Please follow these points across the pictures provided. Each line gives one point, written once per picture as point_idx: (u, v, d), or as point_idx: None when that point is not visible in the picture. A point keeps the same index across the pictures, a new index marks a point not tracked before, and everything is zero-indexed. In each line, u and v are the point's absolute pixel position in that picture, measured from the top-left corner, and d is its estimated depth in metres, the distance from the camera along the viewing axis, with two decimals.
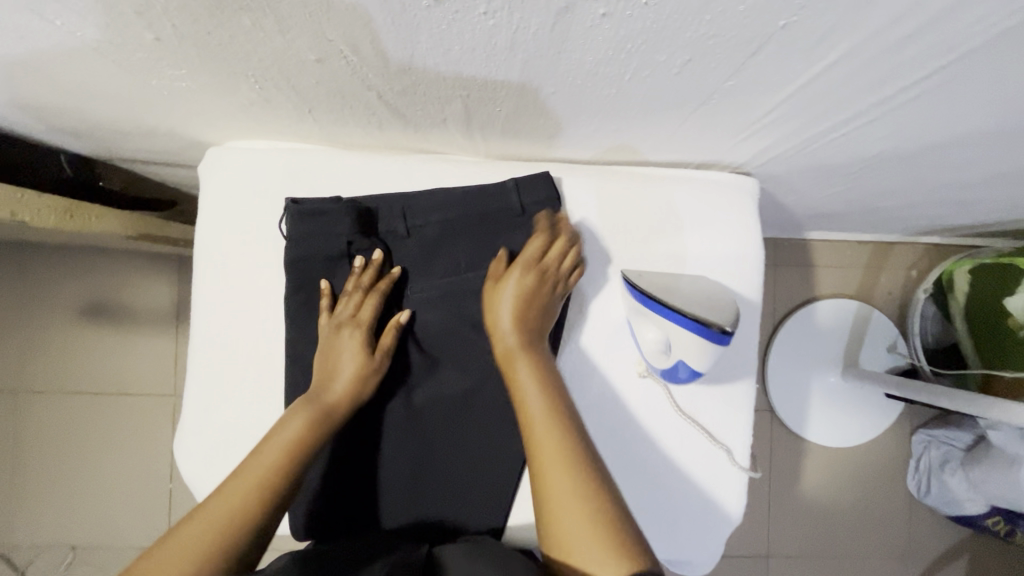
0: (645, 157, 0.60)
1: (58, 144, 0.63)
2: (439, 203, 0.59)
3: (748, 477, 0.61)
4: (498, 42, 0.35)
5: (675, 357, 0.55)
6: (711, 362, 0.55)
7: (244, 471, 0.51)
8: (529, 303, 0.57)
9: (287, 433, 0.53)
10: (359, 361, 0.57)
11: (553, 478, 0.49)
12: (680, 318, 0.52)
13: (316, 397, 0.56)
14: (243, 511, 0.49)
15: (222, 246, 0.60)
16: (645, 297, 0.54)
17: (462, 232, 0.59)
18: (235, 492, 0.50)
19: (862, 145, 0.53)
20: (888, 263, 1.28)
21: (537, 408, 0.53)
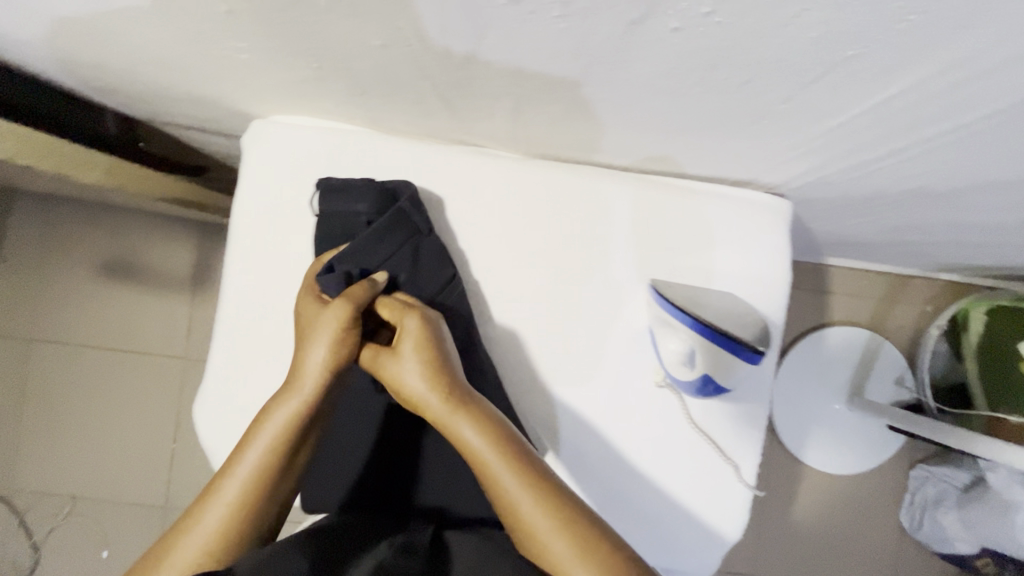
0: (684, 170, 0.60)
1: (103, 102, 0.64)
2: (400, 227, 0.59)
3: (753, 496, 0.61)
4: (563, 45, 0.35)
5: (701, 372, 0.56)
6: (735, 378, 0.57)
7: (229, 470, 0.49)
8: (438, 357, 0.52)
9: (267, 428, 0.50)
10: (331, 314, 0.52)
11: (524, 506, 0.46)
12: (717, 337, 0.54)
13: (290, 388, 0.52)
14: (233, 513, 0.47)
15: (258, 219, 0.61)
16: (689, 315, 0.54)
17: (419, 256, 0.60)
18: (222, 494, 0.48)
19: (901, 178, 0.53)
20: (904, 297, 1.27)
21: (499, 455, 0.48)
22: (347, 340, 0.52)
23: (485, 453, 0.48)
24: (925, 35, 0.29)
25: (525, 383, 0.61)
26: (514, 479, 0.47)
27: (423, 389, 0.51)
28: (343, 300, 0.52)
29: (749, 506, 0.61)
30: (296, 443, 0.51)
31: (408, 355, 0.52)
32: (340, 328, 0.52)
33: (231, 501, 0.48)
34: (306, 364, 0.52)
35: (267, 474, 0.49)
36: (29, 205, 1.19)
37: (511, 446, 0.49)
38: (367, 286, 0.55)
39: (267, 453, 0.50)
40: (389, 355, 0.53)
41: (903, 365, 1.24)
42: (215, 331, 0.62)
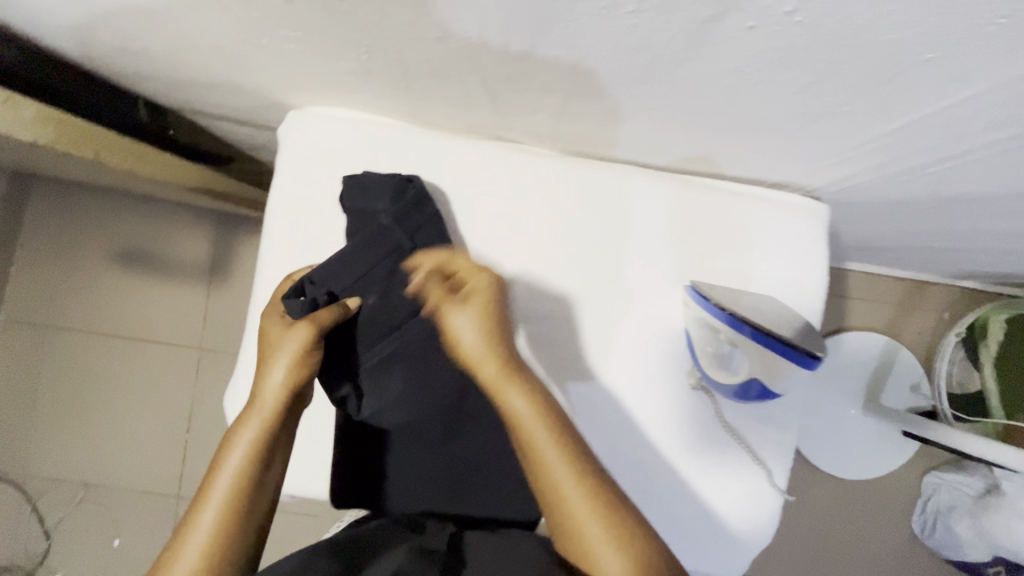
0: (722, 171, 0.59)
1: (138, 90, 0.64)
2: (379, 242, 0.57)
3: (783, 500, 0.60)
4: (628, 42, 0.35)
5: (751, 375, 0.55)
6: (783, 383, 0.55)
7: (201, 503, 0.46)
8: (497, 314, 0.53)
9: (232, 454, 0.48)
10: (294, 334, 0.53)
11: (561, 482, 0.46)
12: (768, 340, 0.52)
13: (251, 409, 0.51)
14: (211, 544, 0.44)
15: (292, 211, 0.61)
16: (736, 318, 0.53)
17: (394, 275, 0.58)
18: (197, 526, 0.44)
19: (946, 184, 0.52)
20: (924, 303, 1.26)
21: (537, 427, 0.48)
22: (309, 361, 0.53)
23: (530, 425, 0.48)
24: (1009, 41, 0.28)
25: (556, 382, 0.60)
26: (556, 454, 0.47)
27: (481, 347, 0.51)
28: (308, 320, 0.53)
29: (779, 510, 0.61)
30: (265, 465, 0.49)
31: (471, 311, 0.52)
32: (301, 349, 0.52)
33: (208, 532, 0.44)
34: (261, 388, 0.51)
35: (241, 498, 0.46)
36: (46, 192, 1.19)
37: (555, 419, 0.49)
38: (336, 311, 0.55)
39: (242, 466, 0.48)
40: (456, 304, 0.54)
41: (920, 371, 1.23)
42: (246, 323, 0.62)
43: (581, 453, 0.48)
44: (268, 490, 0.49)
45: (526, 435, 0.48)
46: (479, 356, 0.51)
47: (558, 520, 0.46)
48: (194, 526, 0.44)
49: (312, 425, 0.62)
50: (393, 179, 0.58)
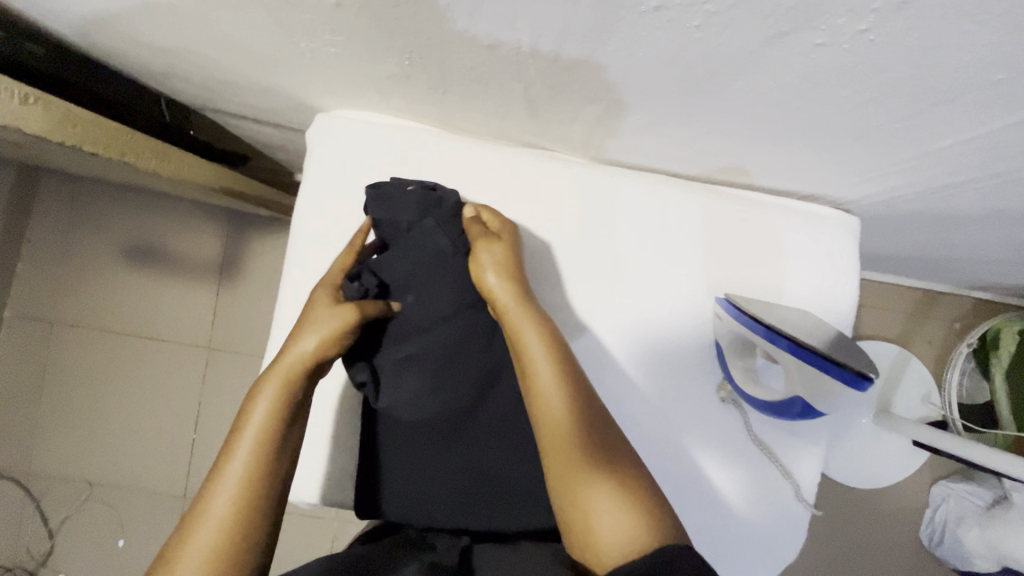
0: (754, 182, 0.59)
1: (162, 88, 0.63)
2: (427, 246, 0.57)
3: (811, 515, 0.60)
4: (686, 55, 0.34)
5: (795, 393, 0.53)
6: (832, 401, 0.51)
7: (228, 455, 0.44)
8: (516, 261, 0.55)
9: (255, 414, 0.46)
10: (340, 316, 0.52)
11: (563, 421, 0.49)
12: (800, 351, 0.49)
13: (274, 365, 0.49)
14: (240, 502, 0.42)
15: (321, 215, 0.60)
16: (774, 332, 0.51)
17: (433, 280, 0.57)
18: (224, 486, 0.43)
19: (981, 201, 0.52)
20: (935, 312, 1.26)
21: (544, 368, 0.50)
22: (340, 342, 0.51)
23: (539, 361, 0.51)
24: None
25: None
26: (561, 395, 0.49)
27: (502, 288, 0.54)
28: (356, 306, 0.52)
29: (806, 525, 0.60)
30: (288, 426, 0.47)
31: (496, 253, 0.55)
32: (339, 331, 0.51)
33: (236, 491, 0.42)
34: (291, 348, 0.50)
35: (270, 453, 0.45)
36: (55, 187, 1.17)
37: (564, 361, 0.51)
38: (379, 308, 0.56)
39: (269, 420, 0.46)
40: (486, 242, 0.56)
41: (929, 381, 1.23)
42: (273, 327, 0.61)
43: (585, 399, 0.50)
44: (295, 443, 0.47)
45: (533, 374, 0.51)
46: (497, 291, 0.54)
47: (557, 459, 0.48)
48: (221, 482, 0.43)
49: (337, 430, 0.61)
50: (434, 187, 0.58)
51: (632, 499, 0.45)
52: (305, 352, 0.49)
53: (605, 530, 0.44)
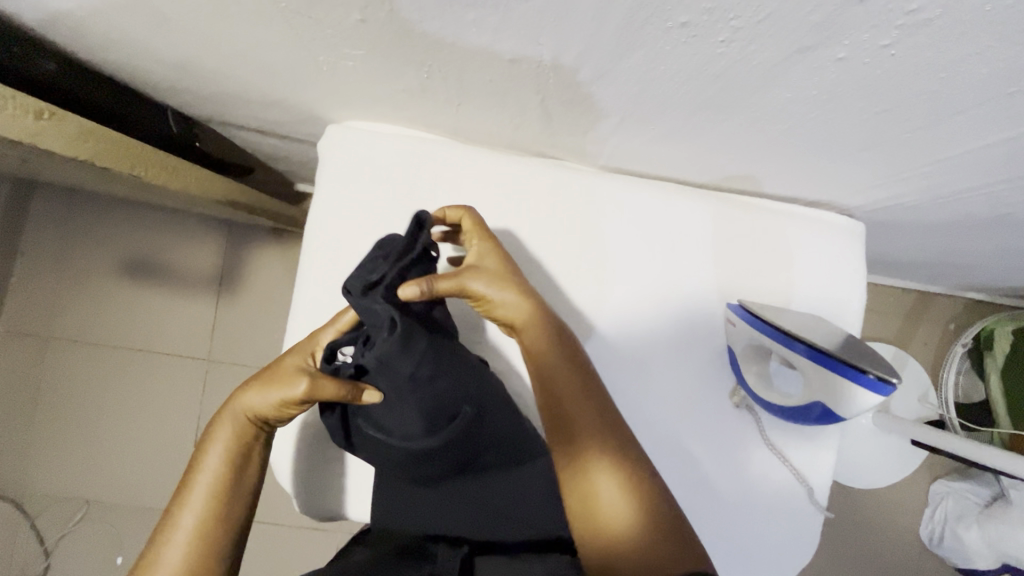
0: (762, 189, 0.60)
1: (169, 101, 0.62)
2: (387, 374, 0.51)
3: (823, 517, 0.61)
4: (710, 69, 0.35)
5: (814, 398, 0.53)
6: (855, 411, 0.51)
7: (181, 504, 0.51)
8: (522, 280, 0.56)
9: (207, 465, 0.53)
10: (291, 383, 0.53)
11: (580, 418, 0.52)
12: (819, 356, 0.50)
13: (224, 417, 0.55)
14: (189, 549, 0.49)
15: (332, 227, 0.60)
16: (793, 338, 0.52)
17: (402, 394, 0.52)
18: (176, 534, 0.49)
19: (983, 206, 0.54)
20: (931, 314, 1.28)
21: (563, 369, 0.54)
22: (289, 407, 0.54)
23: (557, 364, 0.54)
24: None
25: None
26: (577, 396, 0.53)
27: (518, 305, 0.54)
28: (306, 378, 0.51)
29: (819, 526, 0.61)
30: (238, 475, 0.53)
31: (487, 280, 0.54)
32: (286, 397, 0.53)
33: (187, 539, 0.49)
34: (238, 404, 0.55)
35: (219, 501, 0.52)
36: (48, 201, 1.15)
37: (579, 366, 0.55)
38: (342, 389, 0.52)
39: (218, 471, 0.53)
40: (475, 272, 0.55)
41: (926, 382, 1.25)
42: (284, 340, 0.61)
43: (600, 399, 0.54)
44: (246, 488, 0.54)
45: (552, 376, 0.54)
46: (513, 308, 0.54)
47: (573, 453, 0.51)
48: (174, 531, 0.50)
49: None
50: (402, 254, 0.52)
51: (636, 493, 0.49)
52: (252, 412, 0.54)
53: (618, 520, 0.48)
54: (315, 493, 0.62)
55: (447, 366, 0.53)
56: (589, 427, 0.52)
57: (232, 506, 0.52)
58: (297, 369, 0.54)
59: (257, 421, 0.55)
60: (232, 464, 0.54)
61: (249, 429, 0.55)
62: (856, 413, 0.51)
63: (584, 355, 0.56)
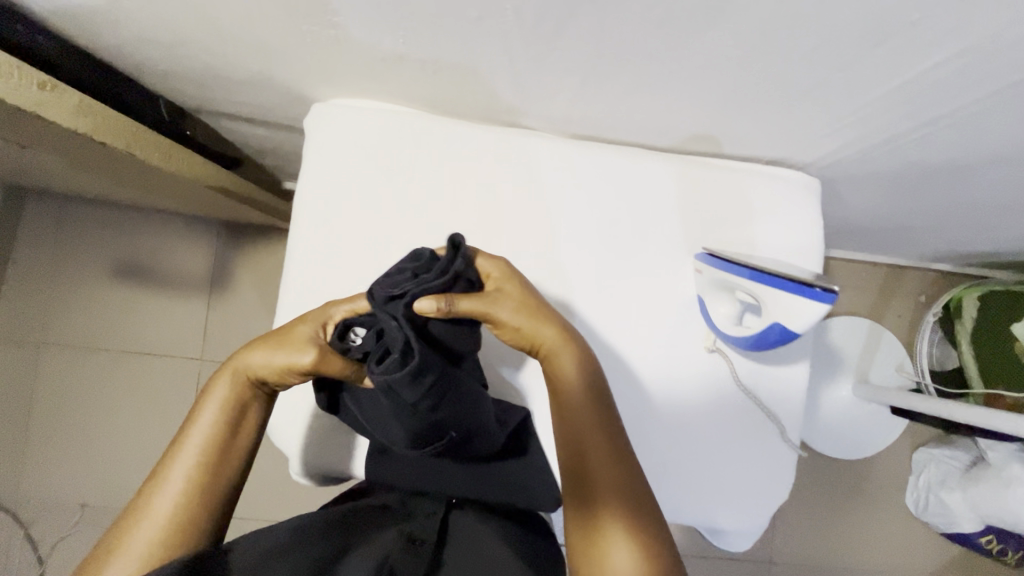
0: (721, 149, 0.65)
1: (161, 88, 0.65)
2: (390, 396, 0.50)
3: (797, 455, 0.63)
4: (654, 13, 0.39)
5: (771, 319, 0.56)
6: (806, 327, 0.55)
7: (176, 455, 0.55)
8: (541, 306, 0.57)
9: (203, 420, 0.57)
10: (299, 350, 0.56)
11: (598, 470, 0.54)
12: (778, 280, 0.54)
13: (225, 372, 0.58)
14: (184, 495, 0.53)
15: (321, 199, 0.63)
16: (763, 272, 0.55)
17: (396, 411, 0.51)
18: (172, 478, 0.54)
19: (924, 151, 0.58)
20: (902, 287, 1.33)
21: (584, 416, 0.56)
22: (292, 374, 0.57)
23: (579, 409, 0.56)
24: None
25: None
26: (598, 445, 0.55)
27: (543, 330, 0.56)
28: (316, 350, 0.55)
29: (793, 464, 0.63)
30: (231, 433, 0.57)
31: (511, 308, 0.55)
32: (293, 365, 0.56)
33: (180, 489, 0.53)
34: (245, 361, 0.58)
35: (211, 457, 0.55)
36: (38, 209, 1.17)
37: (601, 415, 0.56)
38: (348, 367, 0.57)
39: (213, 428, 0.56)
40: (501, 299, 0.55)
41: (902, 352, 1.30)
42: (277, 309, 0.64)
43: (620, 451, 0.55)
44: (239, 447, 0.57)
45: (574, 425, 0.56)
46: (537, 332, 0.56)
47: (589, 505, 0.53)
48: (168, 479, 0.54)
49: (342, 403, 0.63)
50: (433, 273, 0.50)
51: (646, 557, 0.50)
52: (254, 371, 0.58)
53: None
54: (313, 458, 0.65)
55: (445, 392, 0.51)
56: (607, 480, 0.54)
57: (227, 459, 0.56)
58: (305, 337, 0.57)
59: (258, 381, 0.58)
60: (228, 419, 0.57)
61: (249, 387, 0.59)
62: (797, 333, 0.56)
63: (610, 404, 0.58)
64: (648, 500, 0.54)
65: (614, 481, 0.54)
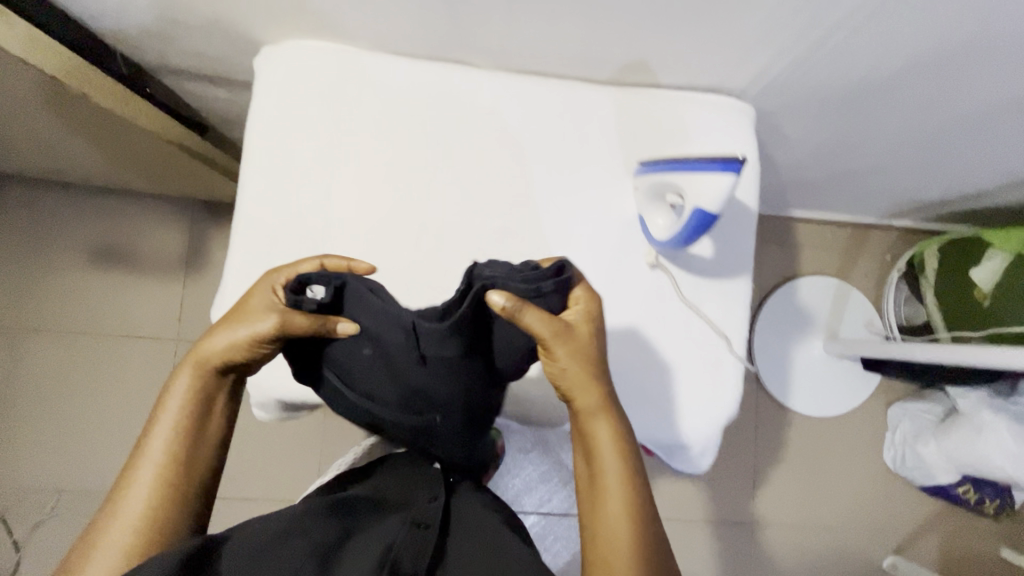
0: (657, 78, 0.68)
1: (117, 40, 0.68)
2: (393, 348, 0.53)
3: (744, 367, 0.65)
4: None
5: (688, 205, 0.57)
6: (721, 204, 0.56)
7: (144, 451, 0.57)
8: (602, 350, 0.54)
9: (168, 415, 0.57)
10: (259, 318, 0.54)
11: (611, 517, 0.53)
12: (688, 163, 0.57)
13: (186, 365, 0.58)
14: (156, 490, 0.55)
15: (273, 137, 0.66)
16: (679, 162, 0.58)
17: (393, 364, 0.54)
18: (143, 476, 0.55)
19: (845, 61, 0.61)
20: (867, 247, 1.36)
21: (611, 461, 0.55)
22: (260, 344, 0.54)
23: (608, 457, 0.55)
24: None
25: None
26: (617, 494, 0.54)
27: (591, 376, 0.54)
28: (277, 312, 0.52)
29: (741, 376, 0.65)
30: (199, 426, 0.58)
31: (571, 348, 0.52)
32: (257, 331, 0.53)
33: (152, 483, 0.55)
34: (204, 347, 0.57)
35: (180, 451, 0.57)
36: (13, 195, 1.19)
37: (631, 465, 0.55)
38: (317, 323, 0.52)
39: (177, 423, 0.57)
40: (568, 335, 0.52)
41: (871, 309, 1.32)
42: (232, 246, 0.66)
43: (638, 502, 0.54)
44: (209, 438, 0.59)
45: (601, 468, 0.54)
46: (577, 385, 0.54)
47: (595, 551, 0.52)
48: (140, 475, 0.55)
49: None
50: (522, 279, 0.49)
51: None
52: (217, 355, 0.57)
53: None
54: (272, 389, 0.66)
55: (442, 364, 0.53)
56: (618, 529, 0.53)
57: (199, 451, 0.58)
58: (264, 306, 0.55)
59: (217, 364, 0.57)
60: (193, 412, 0.58)
61: (214, 374, 0.58)
62: (717, 211, 0.56)
63: (639, 458, 0.56)
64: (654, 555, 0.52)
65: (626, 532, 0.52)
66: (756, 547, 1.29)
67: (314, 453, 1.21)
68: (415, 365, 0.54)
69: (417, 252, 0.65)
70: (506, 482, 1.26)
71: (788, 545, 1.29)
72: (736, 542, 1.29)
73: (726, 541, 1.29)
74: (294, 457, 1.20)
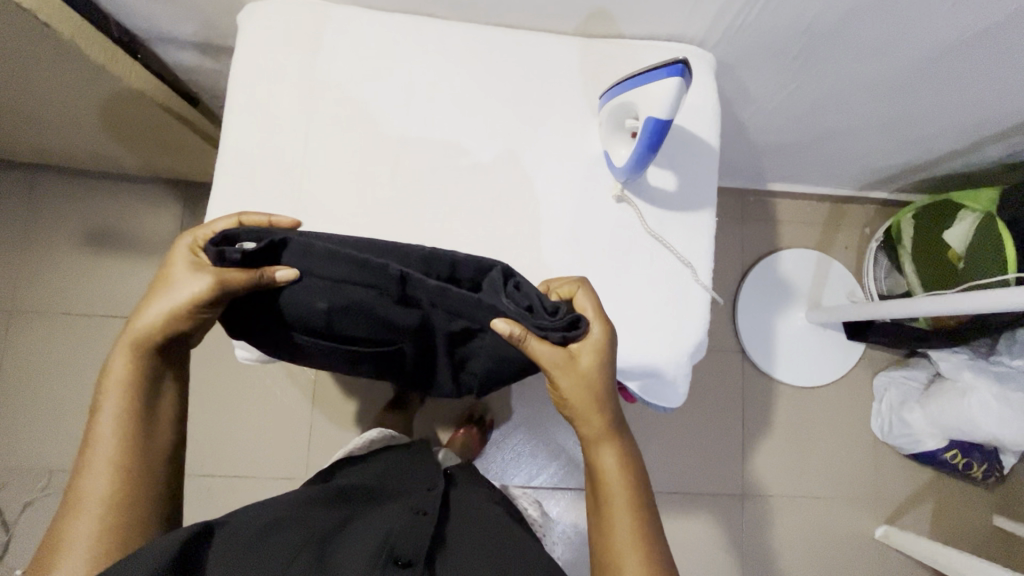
0: (619, 28, 0.71)
1: (109, 6, 0.73)
2: (364, 293, 0.55)
3: (710, 296, 0.68)
4: None
5: (643, 117, 0.61)
6: (671, 108, 0.59)
7: (93, 439, 0.57)
8: (607, 374, 0.59)
9: (110, 400, 0.58)
10: (192, 282, 0.56)
11: (619, 526, 0.59)
12: (637, 77, 0.60)
13: (118, 350, 0.59)
14: (118, 473, 0.57)
15: (254, 88, 0.69)
16: (630, 80, 0.62)
17: (362, 306, 0.57)
18: (96, 458, 0.56)
19: (791, 4, 0.65)
20: (846, 220, 1.39)
21: (615, 476, 0.61)
22: (199, 308, 0.57)
23: (612, 472, 0.61)
24: None
25: (499, 212, 0.68)
26: (622, 504, 0.60)
27: (595, 399, 0.59)
28: (211, 271, 0.55)
29: (707, 304, 0.68)
30: (149, 402, 0.60)
31: (574, 376, 0.57)
32: (194, 295, 0.56)
33: (111, 468, 0.56)
34: (136, 325, 0.58)
35: (132, 431, 0.58)
36: (13, 181, 1.23)
37: (632, 477, 0.61)
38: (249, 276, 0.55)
39: (122, 405, 0.58)
40: (572, 365, 0.57)
41: (852, 279, 1.34)
42: (214, 190, 0.68)
43: (642, 512, 0.60)
44: (160, 413, 0.61)
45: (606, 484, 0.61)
46: (583, 410, 0.60)
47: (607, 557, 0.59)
48: (95, 464, 0.56)
49: None
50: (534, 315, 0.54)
51: None
52: (152, 329, 0.58)
53: None
54: None
55: (420, 307, 0.56)
56: (628, 536, 0.59)
57: (153, 427, 0.60)
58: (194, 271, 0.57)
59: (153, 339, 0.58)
60: (138, 390, 0.59)
61: (150, 351, 0.59)
62: (671, 116, 0.59)
63: (641, 469, 0.63)
64: (661, 553, 0.59)
65: (633, 540, 0.58)
66: (747, 519, 1.29)
67: (302, 429, 1.21)
68: (392, 307, 0.56)
69: (391, 194, 0.68)
70: (495, 456, 1.27)
71: (779, 517, 1.29)
72: (727, 514, 1.29)
73: (717, 512, 1.29)
74: (284, 433, 1.21)
